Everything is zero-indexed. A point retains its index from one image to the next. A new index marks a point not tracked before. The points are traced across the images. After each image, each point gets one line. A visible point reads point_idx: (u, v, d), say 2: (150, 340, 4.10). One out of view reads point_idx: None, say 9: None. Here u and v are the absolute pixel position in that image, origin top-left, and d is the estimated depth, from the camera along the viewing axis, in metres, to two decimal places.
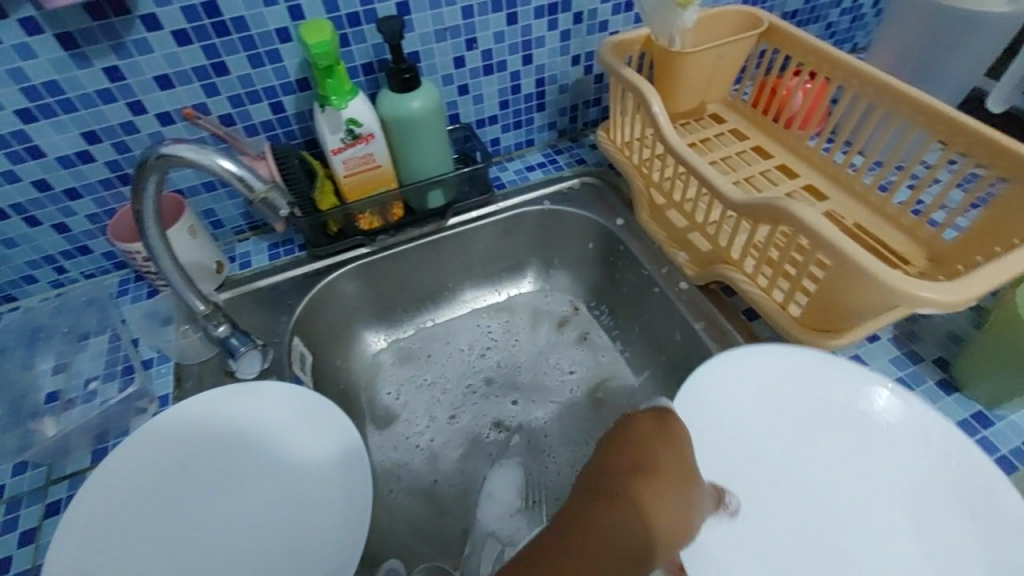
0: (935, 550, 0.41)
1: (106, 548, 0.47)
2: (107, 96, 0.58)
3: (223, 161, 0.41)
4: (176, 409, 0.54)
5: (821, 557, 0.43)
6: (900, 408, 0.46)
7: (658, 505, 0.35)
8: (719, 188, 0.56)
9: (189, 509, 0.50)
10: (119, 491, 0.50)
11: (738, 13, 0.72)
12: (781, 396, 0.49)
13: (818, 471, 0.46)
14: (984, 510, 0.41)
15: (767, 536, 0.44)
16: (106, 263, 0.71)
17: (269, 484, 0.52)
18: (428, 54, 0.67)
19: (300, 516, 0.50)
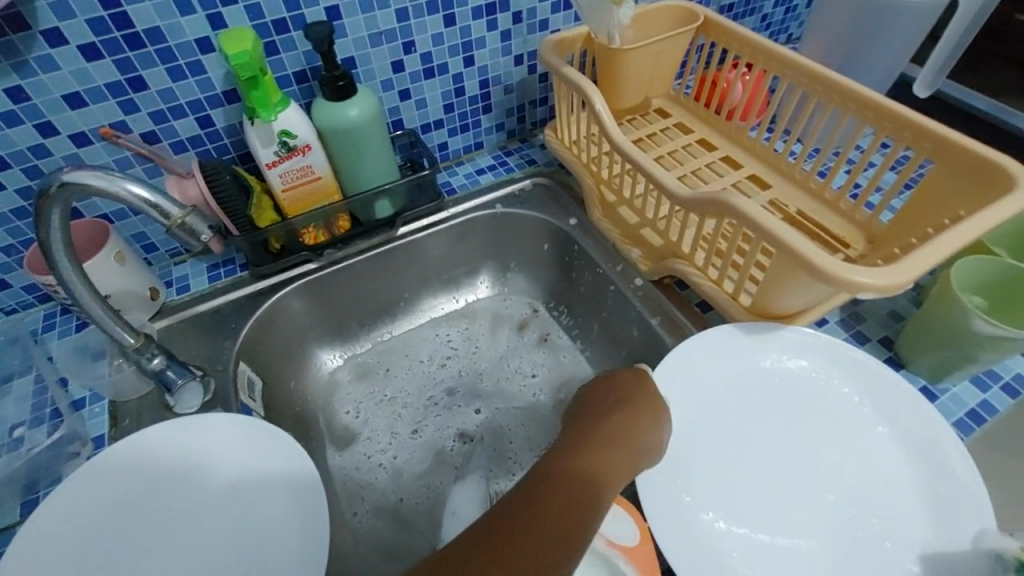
0: (889, 495, 0.46)
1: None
2: (11, 118, 0.53)
3: (134, 187, 0.38)
4: (113, 450, 0.51)
5: (790, 511, 0.46)
6: (845, 373, 0.53)
7: (625, 445, 0.43)
8: (665, 184, 0.56)
9: (131, 558, 0.47)
10: (50, 546, 0.46)
11: (674, 8, 0.72)
12: (742, 374, 0.54)
13: (778, 437, 0.51)
14: (928, 453, 0.47)
15: (724, 501, 0.47)
16: (28, 298, 0.65)
17: (218, 522, 0.49)
18: (364, 59, 0.65)
19: (251, 554, 0.48)
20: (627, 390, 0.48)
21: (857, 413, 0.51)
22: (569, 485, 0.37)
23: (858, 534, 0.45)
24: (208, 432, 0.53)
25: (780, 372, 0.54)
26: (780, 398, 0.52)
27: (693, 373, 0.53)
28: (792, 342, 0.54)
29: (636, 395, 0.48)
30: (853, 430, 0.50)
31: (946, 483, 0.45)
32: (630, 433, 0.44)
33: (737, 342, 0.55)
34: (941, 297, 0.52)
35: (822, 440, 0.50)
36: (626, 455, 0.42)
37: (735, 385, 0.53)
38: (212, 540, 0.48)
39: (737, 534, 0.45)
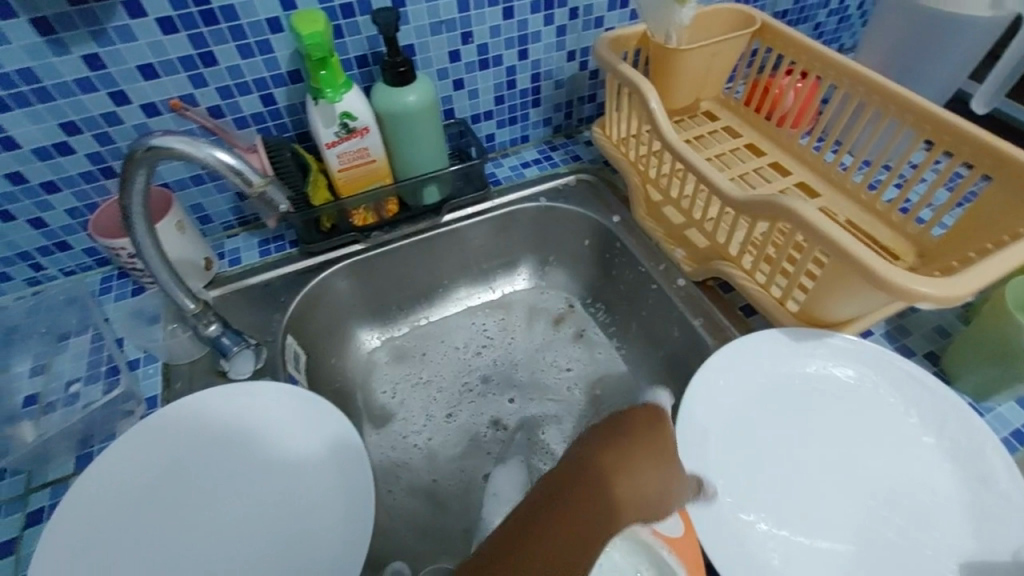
0: (933, 508, 0.46)
1: (97, 559, 0.45)
2: (88, 85, 0.55)
3: (219, 153, 0.40)
4: (168, 408, 0.53)
5: (830, 515, 0.46)
6: (893, 381, 0.52)
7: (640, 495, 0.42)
8: (718, 184, 0.56)
9: (181, 515, 0.49)
10: (106, 497, 0.48)
11: (732, 12, 0.73)
12: (786, 376, 0.53)
13: (821, 441, 0.50)
14: (977, 468, 0.46)
15: (765, 500, 0.47)
16: (87, 261, 0.68)
17: (263, 486, 0.51)
18: (423, 47, 0.66)
19: (295, 522, 0.49)
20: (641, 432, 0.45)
21: (903, 423, 0.50)
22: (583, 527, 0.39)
23: (899, 543, 0.44)
24: (256, 400, 0.55)
25: (826, 377, 0.53)
26: (823, 403, 0.52)
27: (737, 371, 0.53)
28: (841, 347, 0.54)
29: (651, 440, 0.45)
30: (898, 439, 0.50)
31: (994, 499, 0.45)
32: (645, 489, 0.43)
33: (784, 344, 0.54)
34: (994, 315, 0.52)
35: (866, 447, 0.50)
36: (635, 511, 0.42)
37: (779, 386, 0.53)
38: (254, 503, 0.50)
39: (777, 534, 0.45)
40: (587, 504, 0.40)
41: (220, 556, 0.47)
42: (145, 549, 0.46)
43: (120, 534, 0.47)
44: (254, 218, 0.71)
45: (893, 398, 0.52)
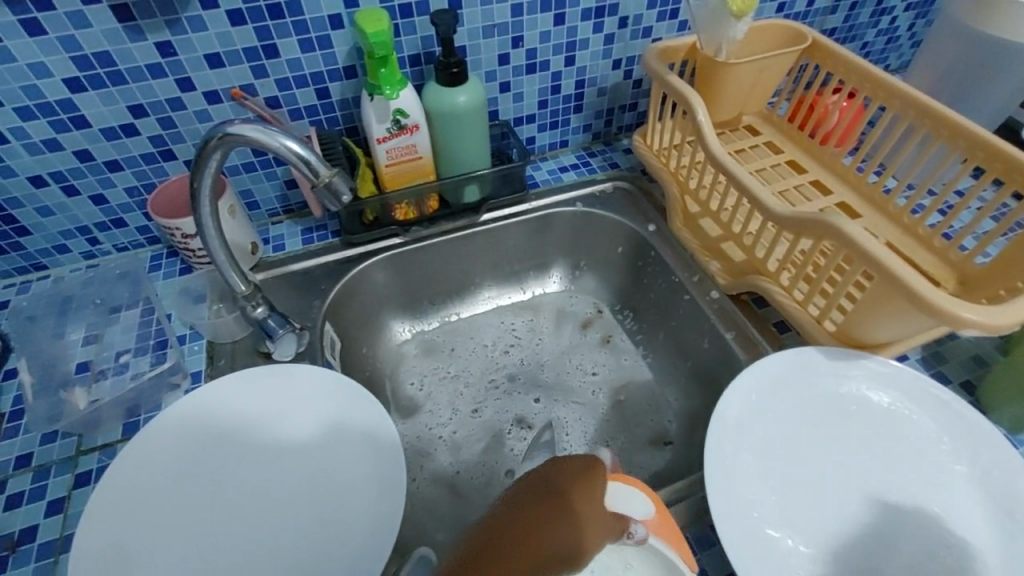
0: (962, 537, 0.45)
1: (142, 522, 0.47)
2: (158, 71, 0.58)
3: (290, 143, 0.43)
4: (212, 385, 0.55)
5: (854, 533, 0.46)
6: (927, 407, 0.52)
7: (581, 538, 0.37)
8: (761, 198, 0.56)
9: (221, 488, 0.50)
10: (156, 463, 0.51)
11: (782, 28, 0.73)
12: (817, 394, 0.53)
13: (849, 460, 0.50)
14: (1010, 501, 0.46)
15: (790, 514, 0.47)
16: (140, 238, 0.71)
17: (298, 467, 0.52)
18: (474, 49, 0.67)
19: (328, 503, 0.50)
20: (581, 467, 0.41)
21: (935, 449, 0.50)
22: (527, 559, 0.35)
23: (924, 569, 0.44)
24: (294, 385, 0.56)
25: (859, 399, 0.53)
26: (855, 424, 0.52)
27: (769, 385, 0.53)
28: (875, 369, 0.54)
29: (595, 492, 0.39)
30: (927, 465, 0.49)
31: None
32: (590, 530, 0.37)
33: (817, 362, 0.54)
34: None
35: (894, 471, 0.49)
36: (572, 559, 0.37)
37: (810, 404, 0.53)
38: (289, 483, 0.51)
39: (799, 549, 0.45)
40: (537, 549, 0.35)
41: (255, 531, 0.49)
42: (186, 518, 0.48)
43: (164, 502, 0.49)
44: (299, 207, 0.73)
45: (925, 424, 0.51)
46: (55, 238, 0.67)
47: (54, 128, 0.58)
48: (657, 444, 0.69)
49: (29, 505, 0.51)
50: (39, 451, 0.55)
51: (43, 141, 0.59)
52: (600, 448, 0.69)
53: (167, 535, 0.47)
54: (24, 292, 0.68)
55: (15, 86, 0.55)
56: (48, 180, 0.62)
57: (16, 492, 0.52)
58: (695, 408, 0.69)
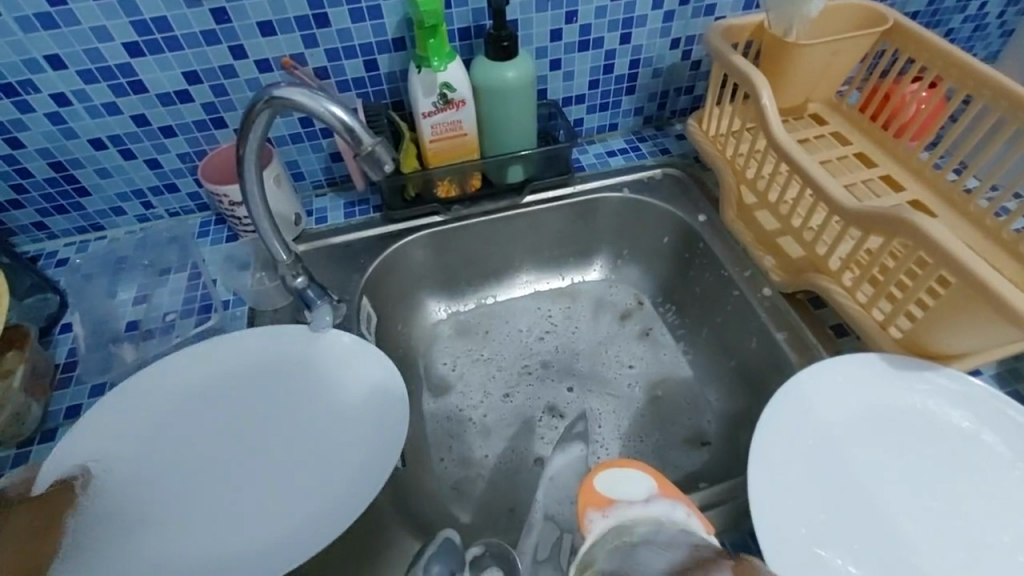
0: None
1: (164, 450, 0.50)
2: (212, 38, 0.58)
3: (335, 108, 0.42)
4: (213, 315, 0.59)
5: (909, 558, 0.42)
6: (1003, 428, 0.47)
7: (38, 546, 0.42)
8: (828, 189, 0.52)
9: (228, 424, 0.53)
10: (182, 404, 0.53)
11: (861, 8, 0.67)
12: (876, 404, 0.50)
13: (909, 477, 0.46)
14: None
15: (840, 530, 0.43)
16: (191, 204, 0.72)
17: (303, 413, 0.53)
18: (527, 24, 0.65)
19: (329, 450, 0.51)
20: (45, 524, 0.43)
21: (1010, 475, 0.45)
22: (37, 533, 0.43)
23: None
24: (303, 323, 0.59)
25: (923, 413, 0.49)
26: (919, 441, 0.48)
27: (824, 391, 0.50)
28: (943, 384, 0.50)
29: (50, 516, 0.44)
30: (998, 493, 0.45)
31: None
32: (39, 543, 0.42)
33: (876, 371, 0.51)
34: None
35: (960, 495, 0.45)
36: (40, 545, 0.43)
37: (868, 414, 0.49)
38: (298, 429, 0.52)
39: (848, 570, 0.42)
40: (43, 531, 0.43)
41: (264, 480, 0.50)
42: (190, 443, 0.51)
43: (170, 424, 0.51)
44: (342, 180, 0.73)
45: (999, 448, 0.47)
46: (112, 200, 0.69)
47: (114, 92, 0.60)
48: (694, 444, 0.67)
49: None
50: (88, 403, 0.57)
51: (103, 105, 0.61)
52: (632, 442, 0.67)
53: (175, 457, 0.50)
54: (83, 251, 0.70)
55: (79, 49, 0.56)
56: (107, 143, 0.64)
57: None
58: (739, 410, 0.65)
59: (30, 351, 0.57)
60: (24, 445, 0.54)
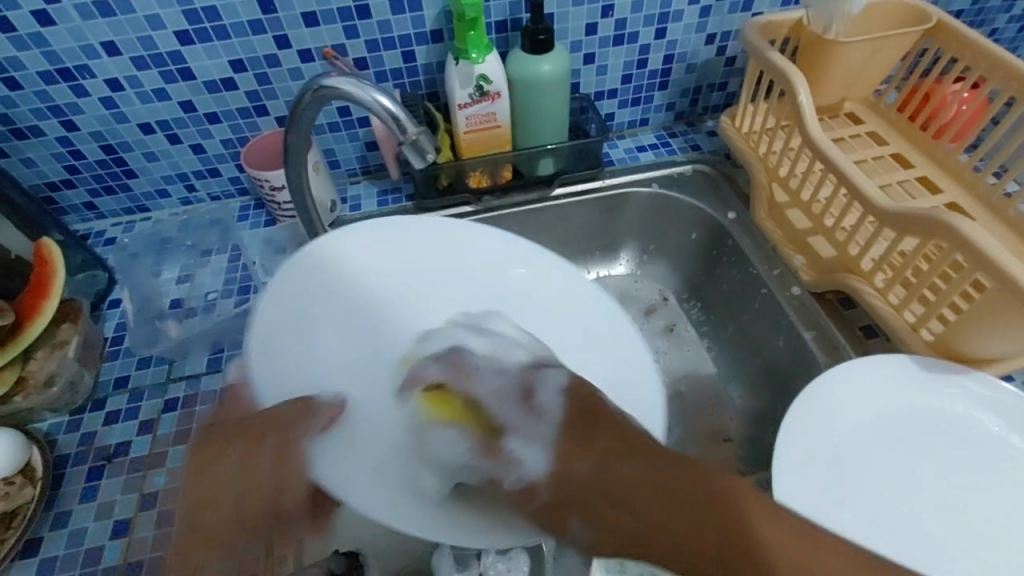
0: None
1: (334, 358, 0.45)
2: (258, 28, 0.60)
3: (382, 98, 0.44)
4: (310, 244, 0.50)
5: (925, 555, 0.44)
6: None
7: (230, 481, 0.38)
8: (863, 188, 0.51)
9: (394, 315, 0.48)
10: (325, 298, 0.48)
11: (903, 6, 0.66)
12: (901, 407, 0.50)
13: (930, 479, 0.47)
14: None
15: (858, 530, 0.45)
16: (231, 189, 0.74)
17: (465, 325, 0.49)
18: (563, 18, 0.66)
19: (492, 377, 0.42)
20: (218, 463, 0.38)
21: None
22: (228, 455, 0.39)
23: None
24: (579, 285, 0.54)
25: (949, 416, 0.49)
26: (942, 444, 0.48)
27: (848, 394, 0.50)
28: (972, 388, 0.49)
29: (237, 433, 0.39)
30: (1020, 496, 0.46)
31: None
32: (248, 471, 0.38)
33: (902, 374, 0.50)
34: None
35: (982, 498, 0.46)
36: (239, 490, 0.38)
37: (892, 417, 0.49)
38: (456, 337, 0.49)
39: None
40: (223, 451, 0.39)
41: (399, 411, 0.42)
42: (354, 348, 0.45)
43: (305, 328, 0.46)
44: (376, 169, 0.75)
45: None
46: (158, 183, 0.72)
47: (164, 79, 0.63)
48: (716, 439, 0.67)
49: (125, 422, 0.57)
50: (135, 374, 0.61)
51: (153, 90, 0.63)
52: None
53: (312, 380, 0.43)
54: (129, 231, 0.73)
55: (133, 37, 0.59)
56: (155, 127, 0.67)
57: (116, 410, 0.58)
58: (761, 408, 0.66)
59: (82, 324, 0.61)
60: (77, 412, 0.58)
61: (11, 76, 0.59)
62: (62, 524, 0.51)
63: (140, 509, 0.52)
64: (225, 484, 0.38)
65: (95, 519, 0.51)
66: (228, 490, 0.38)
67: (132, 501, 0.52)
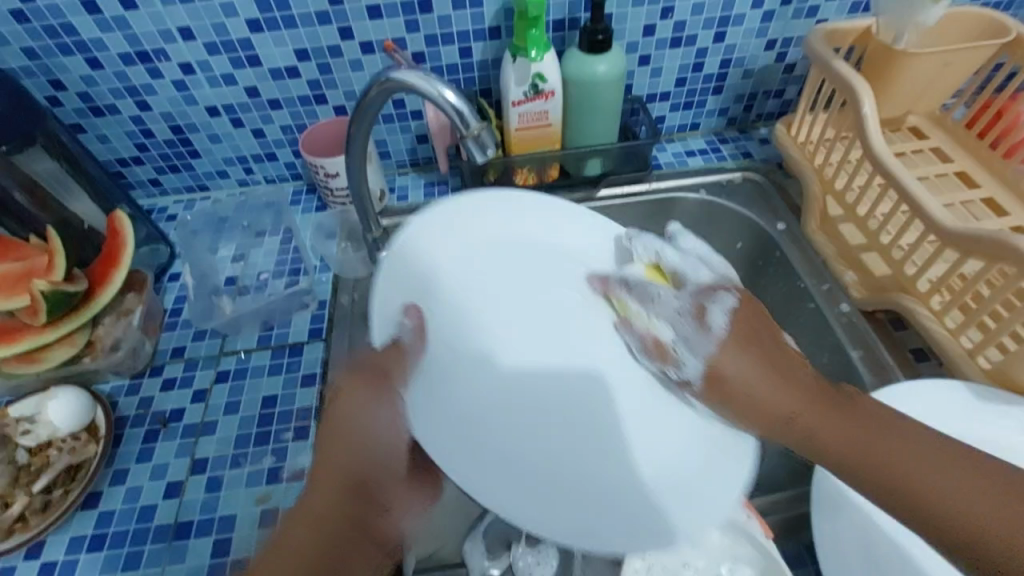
0: None
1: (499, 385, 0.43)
2: (324, 19, 0.62)
3: (448, 92, 0.46)
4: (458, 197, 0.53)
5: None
6: None
7: (358, 440, 0.35)
8: (926, 206, 0.50)
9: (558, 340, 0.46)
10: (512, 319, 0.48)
11: (979, 18, 0.64)
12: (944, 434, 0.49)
13: None
14: None
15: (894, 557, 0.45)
16: (286, 173, 0.77)
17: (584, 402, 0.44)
18: (621, 18, 0.65)
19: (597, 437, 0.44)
20: (352, 413, 0.36)
21: None
22: (353, 395, 0.36)
23: None
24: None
25: (999, 447, 0.48)
26: None
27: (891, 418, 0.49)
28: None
29: (364, 386, 0.36)
30: None
31: None
32: (368, 427, 0.35)
33: (948, 401, 0.50)
34: None
35: None
36: (356, 458, 0.35)
37: None
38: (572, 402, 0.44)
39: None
40: (356, 397, 0.36)
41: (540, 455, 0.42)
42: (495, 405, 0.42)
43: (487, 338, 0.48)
44: (425, 161, 0.76)
45: None
46: (218, 164, 0.75)
47: (232, 65, 0.65)
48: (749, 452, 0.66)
49: (180, 390, 0.60)
50: (191, 345, 0.64)
51: (222, 75, 0.66)
52: None
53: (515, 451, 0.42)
54: (189, 209, 0.77)
55: (208, 24, 0.61)
56: (221, 111, 0.70)
57: (172, 378, 0.61)
58: None
59: (145, 294, 0.64)
60: (136, 376, 0.62)
61: (95, 57, 0.63)
62: (121, 481, 0.55)
63: (191, 473, 0.55)
64: (351, 444, 0.35)
65: (150, 480, 0.55)
66: (351, 445, 0.35)
67: (184, 465, 0.55)
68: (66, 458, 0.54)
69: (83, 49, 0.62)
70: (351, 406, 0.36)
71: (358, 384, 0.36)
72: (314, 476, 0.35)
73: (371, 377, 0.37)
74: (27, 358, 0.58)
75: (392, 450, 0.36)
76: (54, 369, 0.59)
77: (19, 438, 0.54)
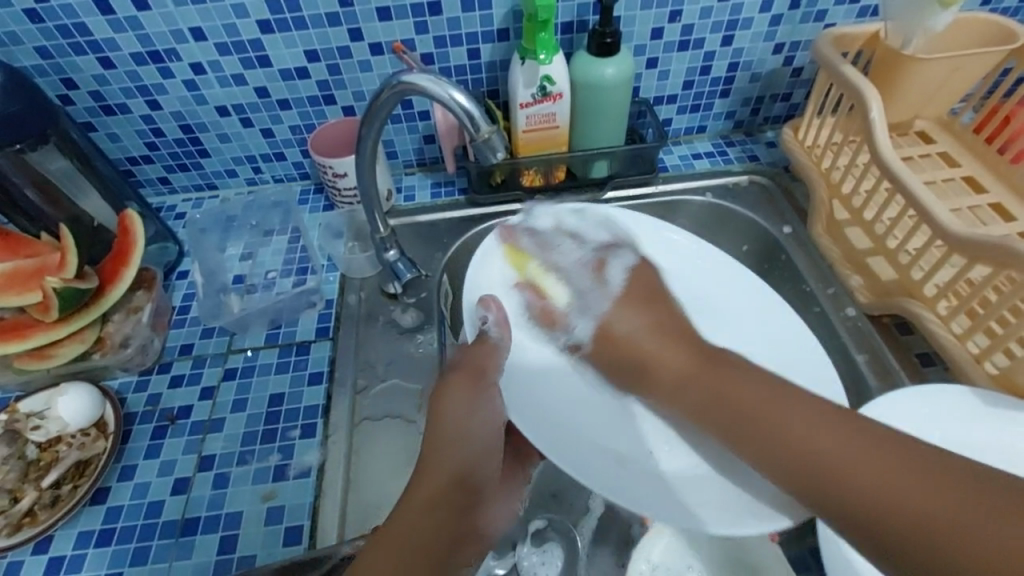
0: None
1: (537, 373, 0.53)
2: (334, 20, 0.63)
3: (459, 95, 0.47)
4: (508, 223, 0.58)
5: None
6: None
7: (456, 434, 0.41)
8: (933, 211, 0.50)
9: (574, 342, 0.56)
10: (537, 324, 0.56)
11: (988, 23, 0.64)
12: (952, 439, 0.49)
13: None
14: None
15: None
16: (294, 173, 0.78)
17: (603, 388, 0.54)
18: (629, 21, 0.66)
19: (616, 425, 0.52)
20: (452, 409, 0.42)
21: None
22: (451, 392, 0.42)
23: None
24: (721, 275, 0.60)
25: (1006, 452, 0.48)
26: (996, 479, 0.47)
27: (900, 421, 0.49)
28: None
29: (457, 383, 0.43)
30: None
31: None
32: (464, 419, 0.41)
33: (956, 406, 0.49)
34: None
35: None
36: (454, 452, 0.40)
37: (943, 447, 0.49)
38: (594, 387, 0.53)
39: None
40: (455, 393, 0.42)
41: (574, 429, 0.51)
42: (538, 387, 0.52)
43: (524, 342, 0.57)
44: (432, 161, 0.77)
45: None
46: (227, 163, 0.76)
47: (243, 65, 0.66)
48: None
49: (188, 387, 0.61)
50: (199, 343, 0.64)
51: (232, 76, 0.67)
52: None
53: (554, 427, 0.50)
54: (197, 208, 0.78)
55: (219, 24, 0.62)
56: (231, 111, 0.70)
57: (180, 374, 0.62)
58: None
59: (155, 292, 0.65)
60: (145, 372, 0.62)
61: (107, 56, 0.64)
62: (129, 477, 0.55)
63: (198, 470, 0.55)
64: (453, 437, 0.40)
65: (158, 476, 0.55)
66: (451, 438, 0.40)
67: (191, 461, 0.56)
68: (76, 453, 0.54)
69: (95, 48, 0.63)
70: (449, 400, 0.42)
71: (458, 384, 0.43)
72: (422, 469, 0.40)
73: (463, 374, 0.43)
74: (38, 354, 0.58)
75: (487, 443, 0.41)
76: (64, 365, 0.59)
77: (31, 433, 0.55)
